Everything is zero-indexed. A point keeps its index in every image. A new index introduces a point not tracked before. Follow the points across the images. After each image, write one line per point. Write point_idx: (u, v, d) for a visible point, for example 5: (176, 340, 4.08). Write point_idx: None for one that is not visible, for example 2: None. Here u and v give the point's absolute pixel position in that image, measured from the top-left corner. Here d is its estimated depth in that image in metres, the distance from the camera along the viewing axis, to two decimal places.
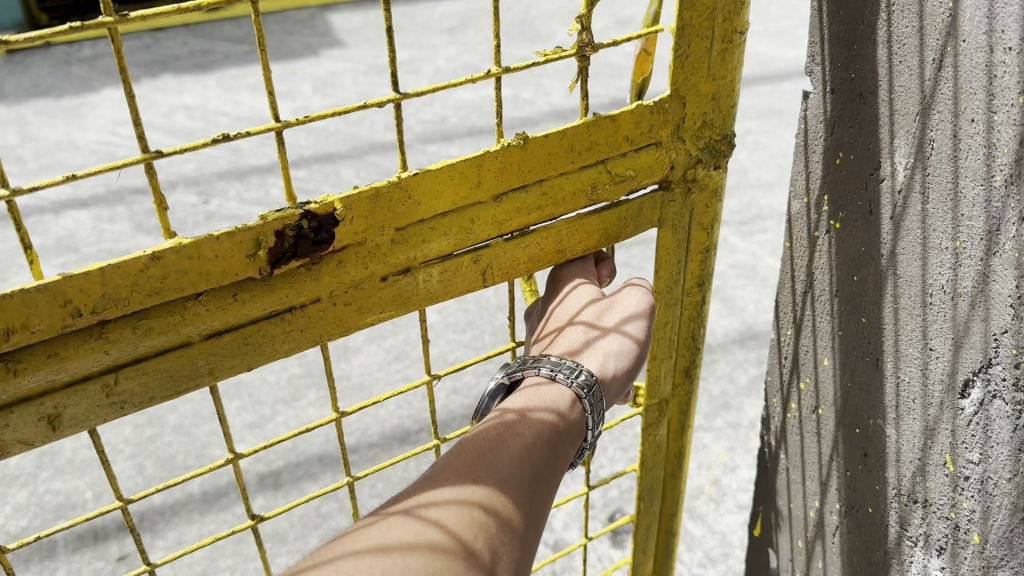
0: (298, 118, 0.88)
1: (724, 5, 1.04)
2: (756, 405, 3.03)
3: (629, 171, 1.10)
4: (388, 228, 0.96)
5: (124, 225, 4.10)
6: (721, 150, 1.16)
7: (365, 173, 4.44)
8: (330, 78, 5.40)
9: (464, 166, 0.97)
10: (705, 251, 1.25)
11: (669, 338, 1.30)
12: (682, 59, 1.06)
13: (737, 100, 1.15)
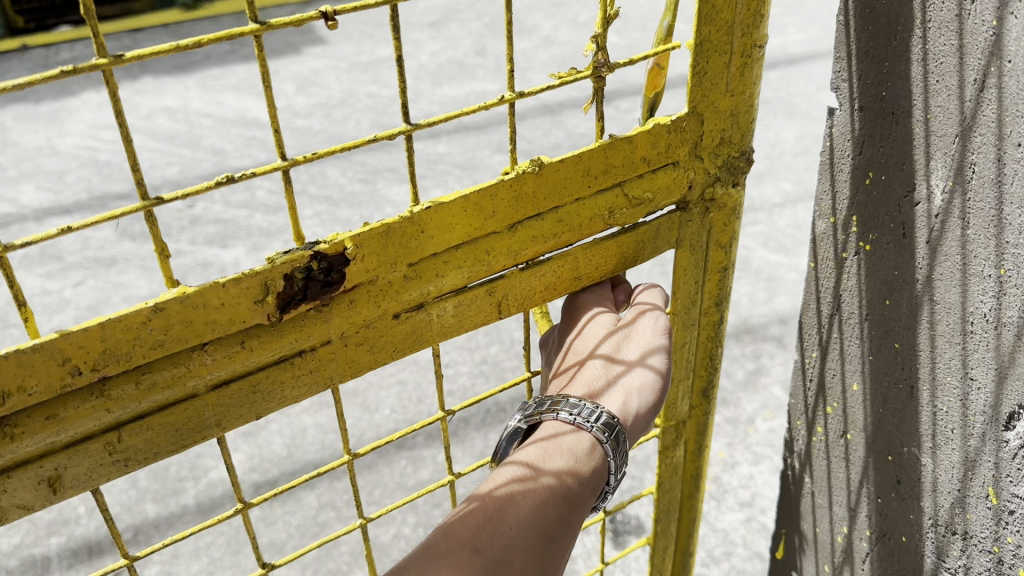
0: (304, 156, 0.86)
1: (743, 18, 1.01)
2: (753, 400, 3.00)
3: (647, 193, 1.08)
4: (401, 262, 0.96)
5: (108, 231, 4.05)
6: (740, 167, 1.13)
7: (351, 173, 4.40)
8: (313, 76, 5.34)
9: (476, 198, 0.97)
10: (723, 270, 1.22)
11: (686, 360, 1.27)
12: (700, 76, 1.03)
13: (756, 116, 1.12)
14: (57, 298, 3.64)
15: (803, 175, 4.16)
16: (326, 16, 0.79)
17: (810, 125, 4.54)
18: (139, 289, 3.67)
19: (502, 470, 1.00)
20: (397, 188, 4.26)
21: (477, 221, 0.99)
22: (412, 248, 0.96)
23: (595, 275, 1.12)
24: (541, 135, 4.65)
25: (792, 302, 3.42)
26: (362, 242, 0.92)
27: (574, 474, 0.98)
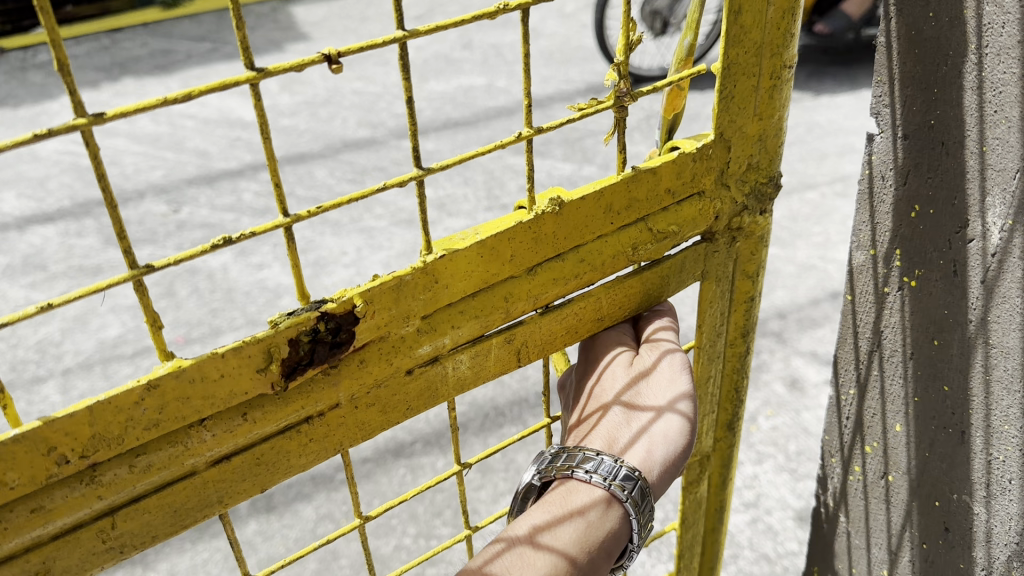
0: (313, 209, 0.88)
1: (769, 47, 1.06)
2: (754, 397, 2.96)
3: (671, 226, 1.13)
4: (412, 313, 0.98)
5: (92, 238, 3.97)
6: (766, 193, 1.19)
7: (340, 173, 4.33)
8: (297, 73, 5.27)
9: (497, 244, 1.01)
10: (748, 300, 1.29)
11: (711, 393, 1.37)
12: (725, 104, 1.08)
13: (783, 141, 1.17)
14: (42, 309, 3.57)
15: (796, 165, 4.15)
16: (330, 58, 0.76)
17: (802, 114, 4.55)
18: (126, 297, 3.61)
19: (519, 531, 1.06)
20: (387, 187, 4.20)
21: (489, 265, 1.02)
22: (427, 295, 0.99)
23: (619, 314, 1.18)
24: (531, 131, 4.63)
25: (791, 295, 3.38)
26: (376, 294, 0.94)
27: (586, 544, 1.03)
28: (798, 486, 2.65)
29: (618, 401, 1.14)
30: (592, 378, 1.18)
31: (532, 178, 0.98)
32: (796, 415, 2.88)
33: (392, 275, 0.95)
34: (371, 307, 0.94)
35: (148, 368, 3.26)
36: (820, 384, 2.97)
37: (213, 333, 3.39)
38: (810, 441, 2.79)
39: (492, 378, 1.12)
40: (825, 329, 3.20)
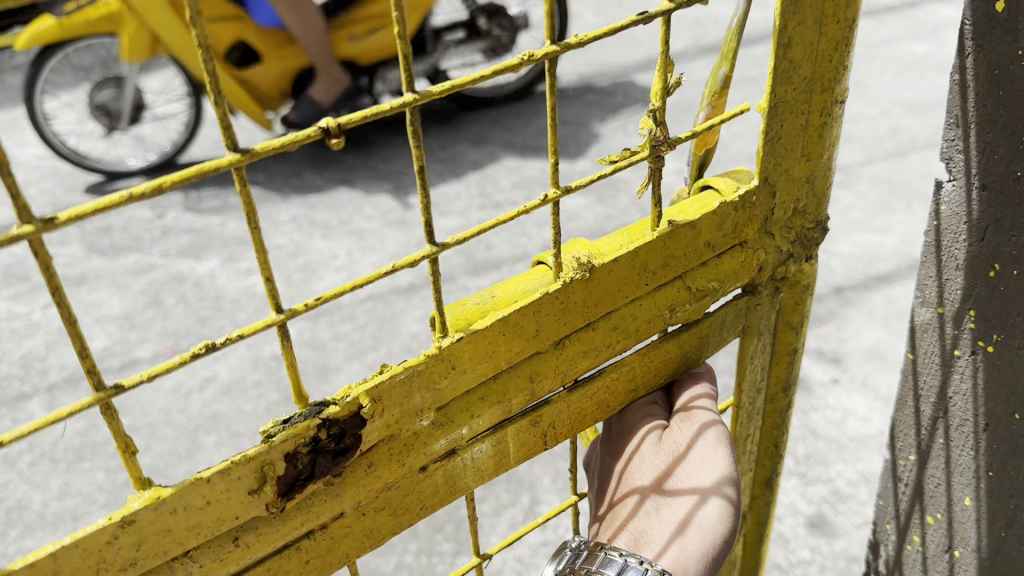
0: (308, 303, 0.95)
1: (816, 99, 1.20)
2: None
3: (710, 279, 1.27)
4: (423, 407, 1.08)
5: (75, 246, 3.87)
6: (813, 238, 1.34)
7: (328, 174, 4.27)
8: None
9: (523, 320, 1.12)
10: (791, 345, 1.45)
11: (754, 424, 1.53)
12: (773, 150, 1.22)
13: (829, 183, 1.31)
14: (26, 322, 3.48)
15: None
16: (328, 131, 0.84)
17: None
18: (112, 308, 3.51)
19: None
20: (377, 187, 4.12)
21: (510, 343, 1.13)
22: (446, 383, 1.09)
23: (653, 380, 1.32)
24: (523, 129, 4.60)
25: None
26: (386, 388, 1.04)
27: None
28: (808, 491, 2.59)
29: (649, 485, 1.23)
30: (624, 454, 1.29)
31: (557, 225, 1.08)
32: (804, 416, 2.80)
33: (402, 365, 1.04)
34: (379, 401, 1.03)
35: (136, 381, 3.17)
36: (827, 383, 2.90)
37: (203, 343, 3.30)
38: (819, 443, 2.71)
39: (517, 454, 1.24)
40: (829, 326, 3.12)
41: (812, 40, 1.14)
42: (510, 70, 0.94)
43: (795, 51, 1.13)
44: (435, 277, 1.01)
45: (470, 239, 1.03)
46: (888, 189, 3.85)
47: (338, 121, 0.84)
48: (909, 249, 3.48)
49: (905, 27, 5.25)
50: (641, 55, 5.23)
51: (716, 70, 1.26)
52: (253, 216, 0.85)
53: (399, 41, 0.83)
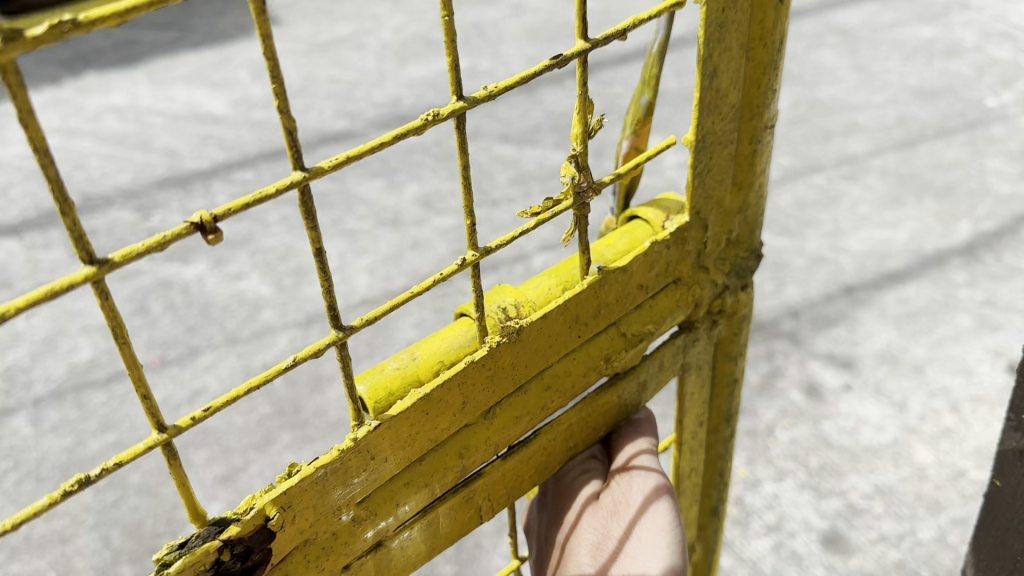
0: (197, 414, 0.88)
1: (743, 133, 1.25)
2: (771, 406, 2.75)
3: (645, 321, 1.29)
4: (341, 502, 1.04)
5: (60, 252, 3.75)
6: (749, 265, 1.39)
7: (317, 170, 4.07)
8: (268, 61, 4.99)
9: (449, 398, 1.10)
10: (732, 372, 1.49)
11: (696, 449, 1.56)
12: (704, 181, 1.24)
13: (758, 215, 1.36)
14: (9, 332, 3.37)
15: (800, 147, 4.01)
16: (202, 226, 0.79)
17: (804, 91, 4.45)
18: (98, 316, 3.39)
19: None
20: (369, 184, 4.00)
21: (436, 421, 1.10)
22: (367, 474, 1.05)
23: (590, 429, 1.33)
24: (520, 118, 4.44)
25: (803, 290, 3.19)
26: (297, 491, 0.99)
27: None
28: (822, 505, 2.48)
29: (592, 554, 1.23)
30: (565, 521, 1.30)
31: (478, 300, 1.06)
32: (816, 424, 2.69)
33: (315, 465, 0.99)
34: (287, 507, 0.99)
35: (123, 395, 3.05)
36: (839, 390, 2.80)
37: (192, 353, 3.19)
38: (832, 453, 2.61)
39: (451, 535, 1.20)
40: (840, 328, 3.02)
41: (739, 66, 1.17)
42: (411, 135, 0.91)
43: (721, 80, 1.15)
44: (344, 366, 0.98)
45: (383, 315, 0.98)
46: (897, 181, 3.75)
47: (213, 214, 0.79)
48: (919, 245, 3.39)
49: (911, 9, 5.12)
50: (639, 41, 5.08)
51: (637, 98, 1.25)
52: (115, 326, 0.79)
53: (281, 123, 0.79)
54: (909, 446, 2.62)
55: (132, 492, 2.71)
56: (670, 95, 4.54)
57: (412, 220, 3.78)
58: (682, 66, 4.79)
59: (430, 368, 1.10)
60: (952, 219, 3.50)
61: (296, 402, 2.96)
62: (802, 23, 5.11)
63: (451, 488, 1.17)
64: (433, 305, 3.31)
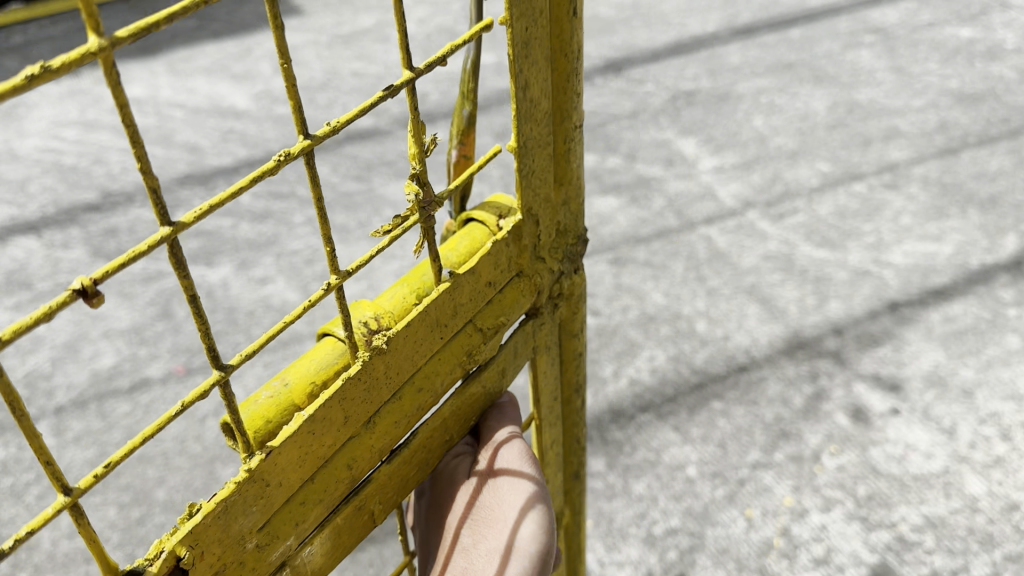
0: (99, 469, 0.78)
1: (559, 131, 1.21)
2: (816, 431, 2.64)
3: (499, 315, 1.23)
4: (244, 531, 0.95)
5: (80, 251, 3.68)
6: (578, 251, 1.35)
7: (342, 170, 4.01)
8: (292, 54, 4.89)
9: (331, 412, 1.02)
10: (577, 353, 1.47)
11: (553, 436, 1.54)
12: (531, 177, 1.20)
13: (580, 203, 1.32)
14: (30, 335, 3.30)
15: (838, 153, 3.93)
16: (84, 291, 0.69)
17: (840, 92, 4.38)
18: (120, 320, 3.32)
19: None
20: (396, 185, 3.92)
21: (322, 440, 1.02)
22: (264, 499, 0.96)
23: (462, 425, 1.27)
24: None
25: (846, 306, 3.10)
26: (202, 528, 0.90)
27: None
28: (872, 538, 2.36)
29: (468, 540, 1.22)
30: (446, 517, 1.27)
31: (345, 319, 0.97)
32: (863, 451, 2.58)
33: (214, 500, 0.90)
34: (195, 544, 0.89)
35: (147, 405, 2.97)
36: (886, 415, 2.68)
37: (216, 361, 3.11)
38: (880, 483, 2.49)
39: (348, 548, 1.12)
40: (885, 348, 2.91)
41: (545, 77, 1.13)
42: (268, 172, 0.81)
43: (533, 89, 1.12)
44: (229, 402, 0.87)
45: (263, 345, 0.88)
46: (940, 191, 3.65)
47: (95, 277, 0.69)
48: (965, 260, 3.28)
49: (950, 8, 5.08)
50: (669, 37, 5.02)
51: (459, 109, 1.22)
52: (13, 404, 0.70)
53: (143, 175, 0.69)
54: (959, 477, 2.50)
55: (159, 510, 2.63)
56: (703, 95, 4.46)
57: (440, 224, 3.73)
58: (715, 64, 4.73)
59: (305, 391, 1.01)
60: (998, 233, 3.40)
61: None
62: (837, 22, 5.01)
63: (343, 500, 1.09)
64: None
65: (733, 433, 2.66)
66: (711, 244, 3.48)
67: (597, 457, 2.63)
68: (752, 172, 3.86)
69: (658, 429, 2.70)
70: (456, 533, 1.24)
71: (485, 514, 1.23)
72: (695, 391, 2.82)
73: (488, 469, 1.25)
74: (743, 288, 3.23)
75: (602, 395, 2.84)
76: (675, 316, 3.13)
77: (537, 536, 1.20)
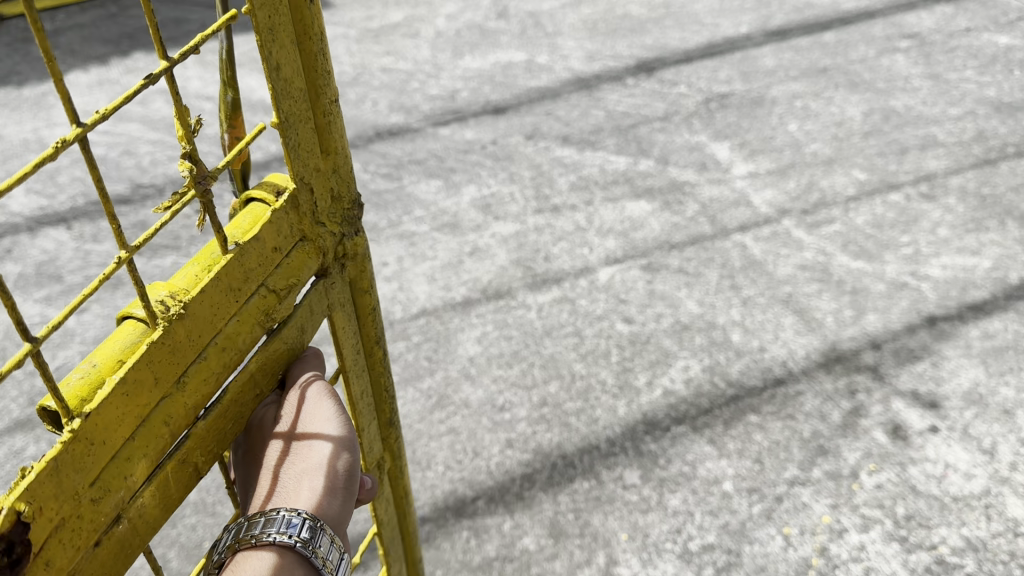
0: None
1: (316, 102, 1.21)
2: (854, 449, 2.58)
3: (288, 278, 1.25)
4: (78, 488, 0.98)
5: (110, 244, 3.75)
6: (355, 216, 1.36)
7: (373, 168, 4.10)
8: (319, 44, 5.09)
9: (140, 375, 1.04)
10: (370, 310, 1.48)
11: (365, 400, 1.54)
12: (298, 152, 1.21)
13: (351, 170, 1.33)
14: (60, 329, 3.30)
15: (874, 161, 3.89)
16: None
17: (875, 98, 4.36)
18: None
19: None
20: (426, 184, 4.00)
21: (134, 401, 1.04)
22: (92, 456, 0.99)
23: (267, 386, 1.29)
24: (579, 116, 4.42)
25: (884, 319, 3.05)
26: (37, 486, 0.93)
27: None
28: (911, 559, 2.29)
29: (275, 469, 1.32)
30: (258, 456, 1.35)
31: (141, 290, 1.01)
32: (901, 470, 2.51)
33: (45, 459, 0.94)
34: (34, 501, 0.93)
35: None
36: (925, 432, 2.61)
37: None
38: (919, 503, 2.42)
39: (177, 503, 1.15)
40: (924, 363, 2.85)
41: (293, 56, 1.14)
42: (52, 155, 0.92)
43: (285, 70, 1.13)
44: (42, 367, 0.92)
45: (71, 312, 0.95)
46: (978, 203, 3.59)
47: None
48: (1004, 275, 3.21)
49: (985, 14, 5.12)
50: (702, 38, 5.00)
51: (225, 97, 1.35)
52: None
53: None
54: (1000, 499, 2.42)
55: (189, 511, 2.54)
56: (738, 98, 4.44)
57: (471, 225, 3.73)
58: (748, 67, 4.72)
59: (113, 366, 1.04)
60: None
61: None
62: (872, 25, 5.08)
63: (164, 458, 1.11)
64: (495, 320, 3.21)
65: (770, 449, 2.60)
66: (746, 252, 3.44)
67: (631, 468, 2.58)
68: (787, 179, 3.83)
69: (693, 442, 2.64)
70: (268, 468, 1.33)
71: (287, 447, 1.33)
72: (730, 403, 2.76)
73: (294, 415, 1.33)
74: (778, 299, 3.19)
75: (636, 406, 2.79)
76: (710, 326, 3.09)
77: (334, 461, 1.33)
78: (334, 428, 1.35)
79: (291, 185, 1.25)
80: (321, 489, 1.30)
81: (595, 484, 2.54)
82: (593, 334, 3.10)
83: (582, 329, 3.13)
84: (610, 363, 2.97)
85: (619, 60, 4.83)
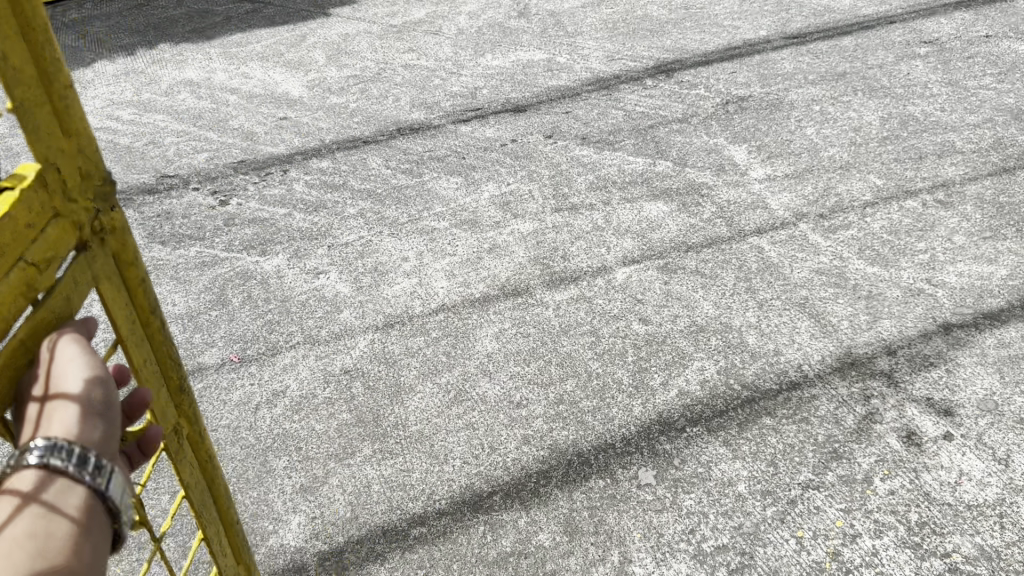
0: None
1: (46, 72, 1.08)
2: (867, 454, 2.60)
3: (48, 254, 1.10)
4: None
5: (135, 233, 3.83)
6: (108, 190, 1.22)
7: (394, 162, 4.23)
8: (345, 43, 5.57)
9: None
10: (142, 283, 1.32)
11: (156, 381, 1.37)
12: (34, 132, 1.08)
13: (95, 144, 1.19)
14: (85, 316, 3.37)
15: (891, 166, 3.91)
16: None
17: (893, 103, 4.39)
18: (174, 306, 3.39)
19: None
20: (447, 181, 4.06)
21: None
22: None
23: None
24: (597, 117, 4.50)
25: (898, 325, 3.07)
26: None
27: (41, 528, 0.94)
28: (924, 565, 2.25)
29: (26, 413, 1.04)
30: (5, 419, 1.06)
31: None
32: (915, 476, 2.51)
33: None
34: None
35: (200, 392, 2.98)
36: (939, 439, 2.62)
37: (270, 351, 3.14)
38: (932, 510, 2.41)
39: None
40: (939, 369, 2.87)
41: (12, 39, 1.03)
42: None
43: (10, 56, 1.03)
44: None
45: None
46: (995, 211, 3.59)
47: None
48: (1020, 282, 3.21)
49: (1006, 20, 5.17)
50: (721, 40, 5.21)
51: None
52: None
53: None
54: (1015, 507, 2.40)
55: None
56: (755, 101, 4.52)
57: (491, 223, 3.77)
58: (767, 69, 4.82)
59: None
60: None
61: (376, 411, 2.86)
62: (890, 31, 5.14)
63: None
64: (513, 317, 3.24)
65: (784, 452, 2.62)
66: (763, 255, 3.47)
67: (646, 468, 2.60)
68: (804, 183, 3.86)
69: (708, 443, 2.67)
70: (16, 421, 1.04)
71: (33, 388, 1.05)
72: (745, 405, 2.79)
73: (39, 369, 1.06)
74: (794, 302, 3.22)
75: (652, 406, 2.82)
76: (726, 328, 3.12)
77: (91, 385, 1.07)
78: (86, 361, 1.08)
79: (35, 167, 1.10)
80: (82, 410, 1.04)
81: (611, 482, 2.56)
82: (610, 334, 3.13)
83: (599, 328, 3.16)
84: (626, 363, 3.00)
85: (637, 61, 5.04)
